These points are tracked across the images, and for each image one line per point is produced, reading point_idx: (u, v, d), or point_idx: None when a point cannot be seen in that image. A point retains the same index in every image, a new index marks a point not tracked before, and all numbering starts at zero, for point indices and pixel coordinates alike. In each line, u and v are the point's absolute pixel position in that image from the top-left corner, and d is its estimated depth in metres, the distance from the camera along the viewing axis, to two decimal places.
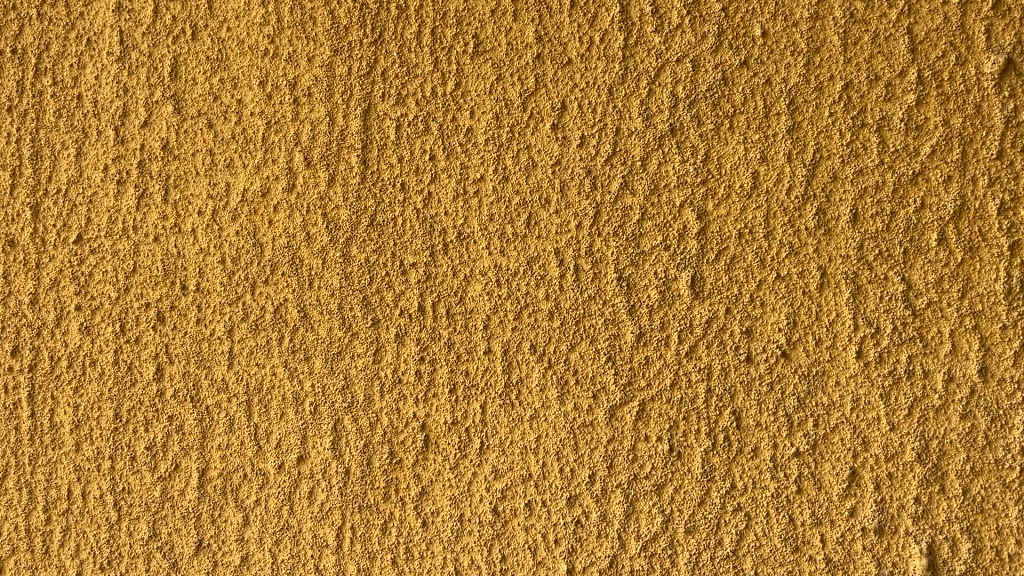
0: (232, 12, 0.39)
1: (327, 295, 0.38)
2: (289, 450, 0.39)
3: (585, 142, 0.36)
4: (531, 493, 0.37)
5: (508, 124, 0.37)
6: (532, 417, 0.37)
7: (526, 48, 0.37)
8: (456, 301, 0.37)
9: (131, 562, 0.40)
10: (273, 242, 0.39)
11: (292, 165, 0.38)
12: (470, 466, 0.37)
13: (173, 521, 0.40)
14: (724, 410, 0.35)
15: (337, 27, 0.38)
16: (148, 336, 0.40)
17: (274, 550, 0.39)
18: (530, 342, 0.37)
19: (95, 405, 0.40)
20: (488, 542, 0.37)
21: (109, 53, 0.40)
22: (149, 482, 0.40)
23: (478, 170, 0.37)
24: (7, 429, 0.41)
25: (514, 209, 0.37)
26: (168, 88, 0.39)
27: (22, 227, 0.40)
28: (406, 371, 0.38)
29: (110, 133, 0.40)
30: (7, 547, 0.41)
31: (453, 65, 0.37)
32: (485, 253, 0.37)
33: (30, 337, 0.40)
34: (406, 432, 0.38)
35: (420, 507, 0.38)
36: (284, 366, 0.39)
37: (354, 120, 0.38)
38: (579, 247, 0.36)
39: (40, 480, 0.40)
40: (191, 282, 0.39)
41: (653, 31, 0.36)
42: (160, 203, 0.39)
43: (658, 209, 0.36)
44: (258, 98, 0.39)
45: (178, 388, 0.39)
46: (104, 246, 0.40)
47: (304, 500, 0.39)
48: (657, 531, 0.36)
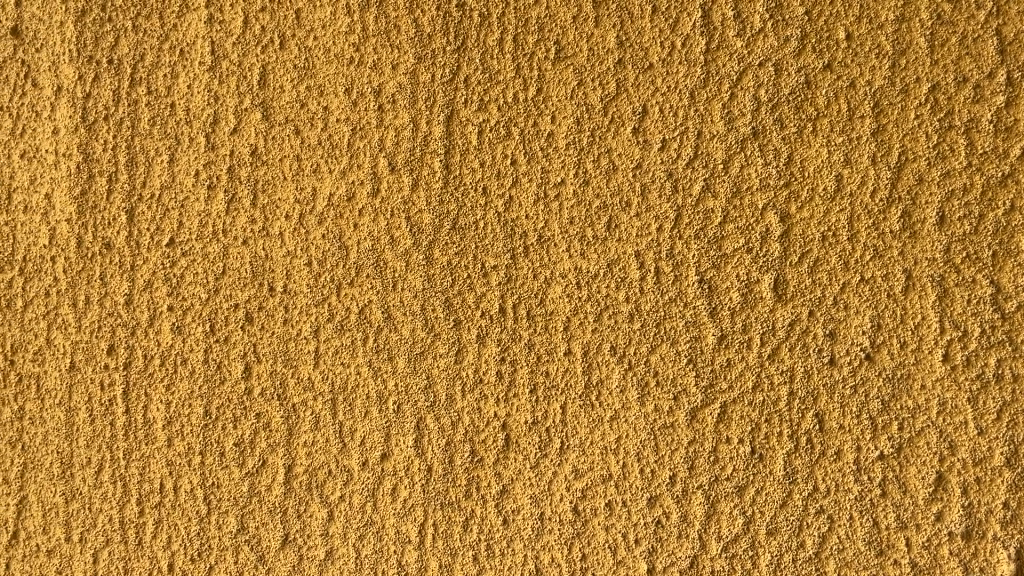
0: (319, 22, 0.40)
1: (410, 297, 0.39)
2: (372, 447, 0.40)
3: (667, 145, 0.36)
4: (612, 493, 0.37)
5: (589, 128, 0.37)
6: (612, 418, 0.37)
7: (608, 54, 0.37)
8: (536, 303, 0.38)
9: (219, 554, 0.41)
10: (358, 245, 0.40)
11: (376, 169, 0.40)
12: (551, 466, 0.38)
13: (260, 515, 0.41)
14: (806, 413, 0.35)
15: (421, 34, 0.39)
16: (237, 336, 0.41)
17: (358, 545, 0.40)
18: (610, 344, 0.37)
19: (186, 402, 0.42)
20: (569, 541, 0.38)
21: (200, 63, 0.41)
22: (237, 477, 0.41)
23: (559, 174, 0.38)
24: (103, 424, 0.42)
25: (595, 212, 0.37)
26: (257, 95, 0.41)
27: (118, 231, 0.42)
28: (487, 371, 0.38)
29: (201, 140, 0.41)
30: (102, 538, 0.42)
31: (535, 71, 0.38)
32: (566, 255, 0.37)
33: (125, 336, 0.42)
34: (488, 431, 0.38)
35: (501, 506, 0.38)
36: (368, 365, 0.40)
37: (437, 126, 0.39)
38: (660, 250, 0.36)
39: (134, 474, 0.42)
40: (279, 283, 0.40)
41: (735, 35, 0.36)
42: (249, 207, 0.41)
43: (740, 212, 0.36)
44: (344, 105, 0.40)
45: (266, 387, 0.41)
46: (194, 248, 0.41)
47: (387, 496, 0.40)
48: (738, 532, 0.36)
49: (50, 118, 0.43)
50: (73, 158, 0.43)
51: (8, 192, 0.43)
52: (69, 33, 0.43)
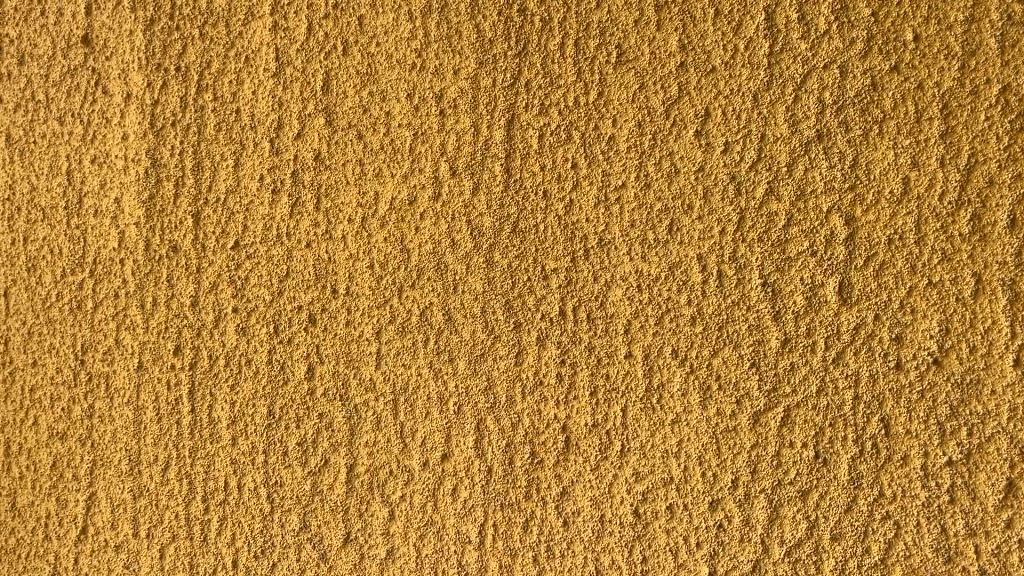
0: (381, 28, 0.41)
1: (471, 299, 0.40)
2: (433, 448, 0.40)
3: (730, 148, 0.36)
4: (673, 496, 0.37)
5: (651, 132, 0.37)
6: (674, 421, 0.37)
7: (670, 57, 0.37)
8: (597, 306, 0.38)
9: (282, 552, 0.42)
10: (420, 248, 0.40)
11: (438, 173, 0.40)
12: (611, 468, 0.38)
13: (322, 513, 0.42)
14: (872, 417, 0.35)
15: (482, 40, 0.39)
16: (300, 337, 0.42)
17: (419, 544, 0.40)
18: (672, 347, 0.37)
19: (250, 402, 0.43)
20: (629, 544, 0.38)
21: (265, 69, 0.42)
22: (300, 475, 0.42)
23: (620, 177, 0.38)
24: (169, 423, 0.44)
25: (656, 215, 0.37)
26: (321, 101, 0.42)
27: (185, 234, 0.43)
28: (548, 373, 0.39)
29: (266, 145, 0.42)
30: (168, 534, 0.44)
31: (596, 74, 0.38)
32: (627, 258, 0.38)
33: (191, 337, 0.43)
34: (548, 433, 0.39)
35: (561, 507, 0.39)
36: (429, 367, 0.40)
37: (498, 130, 0.39)
38: (722, 252, 0.36)
39: (199, 472, 0.43)
40: (342, 285, 0.41)
41: (800, 38, 0.36)
42: (312, 211, 0.42)
43: (805, 215, 0.36)
44: (406, 110, 0.40)
45: (329, 387, 0.41)
46: (259, 251, 0.42)
47: (447, 497, 0.40)
48: (801, 537, 0.36)
49: (120, 125, 0.44)
50: (141, 163, 0.44)
51: (80, 197, 0.45)
52: (138, 41, 0.44)
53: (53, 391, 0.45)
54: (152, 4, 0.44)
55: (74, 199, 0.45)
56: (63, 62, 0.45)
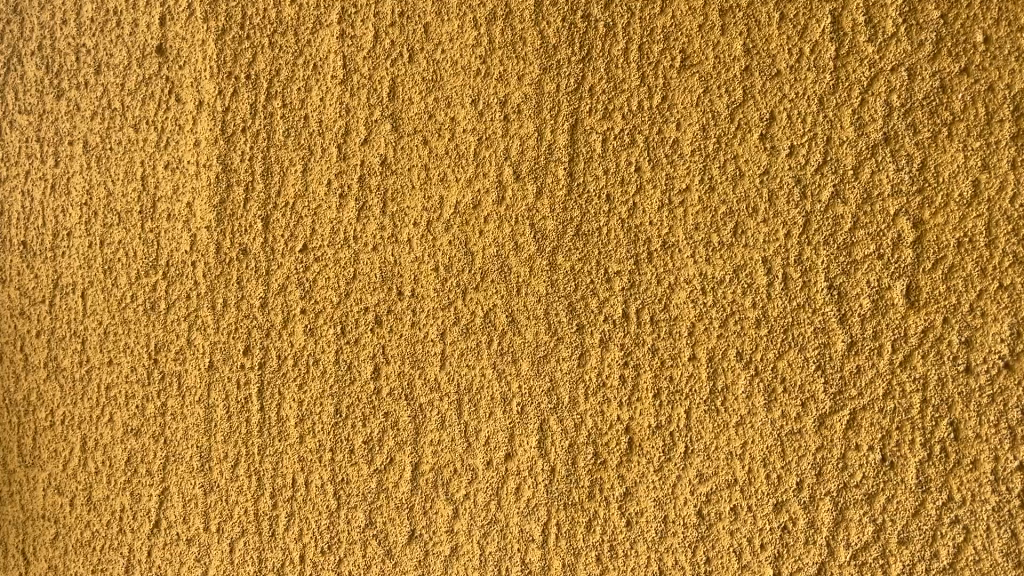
0: (447, 35, 0.42)
1: (534, 301, 0.40)
2: (497, 447, 0.41)
3: (795, 151, 0.37)
4: (737, 497, 0.37)
5: (715, 135, 0.38)
6: (738, 423, 0.37)
7: (734, 61, 0.37)
8: (661, 308, 0.38)
9: (348, 548, 0.43)
10: (484, 251, 0.41)
11: (502, 178, 0.41)
12: (675, 469, 0.38)
13: (388, 511, 0.42)
14: (940, 421, 0.35)
15: (546, 45, 0.40)
16: (366, 337, 0.43)
17: (483, 542, 0.41)
18: (736, 349, 0.37)
19: (317, 401, 0.44)
20: (693, 544, 0.38)
21: (332, 76, 0.43)
22: (366, 473, 0.43)
23: (684, 181, 0.38)
24: (239, 421, 0.45)
25: (720, 218, 0.38)
26: (387, 107, 0.42)
27: (254, 237, 0.44)
28: (610, 375, 0.39)
29: (334, 150, 0.43)
30: (238, 529, 0.45)
31: (660, 79, 0.38)
32: (691, 261, 0.38)
33: (260, 337, 0.44)
34: (612, 434, 0.39)
35: (625, 507, 0.39)
36: (493, 367, 0.41)
37: (561, 134, 0.40)
38: (787, 255, 0.37)
39: (268, 468, 0.44)
40: (407, 288, 0.42)
41: (866, 41, 0.35)
42: (379, 215, 0.43)
43: (871, 217, 0.35)
44: (470, 115, 0.41)
45: (394, 387, 0.42)
46: (326, 254, 0.43)
47: (511, 496, 0.41)
48: (867, 540, 0.36)
49: (192, 131, 0.46)
50: (212, 169, 0.45)
51: (153, 202, 0.46)
52: (210, 51, 0.45)
53: (127, 389, 0.47)
54: (224, 15, 0.45)
55: (148, 203, 0.47)
56: (138, 71, 0.47)
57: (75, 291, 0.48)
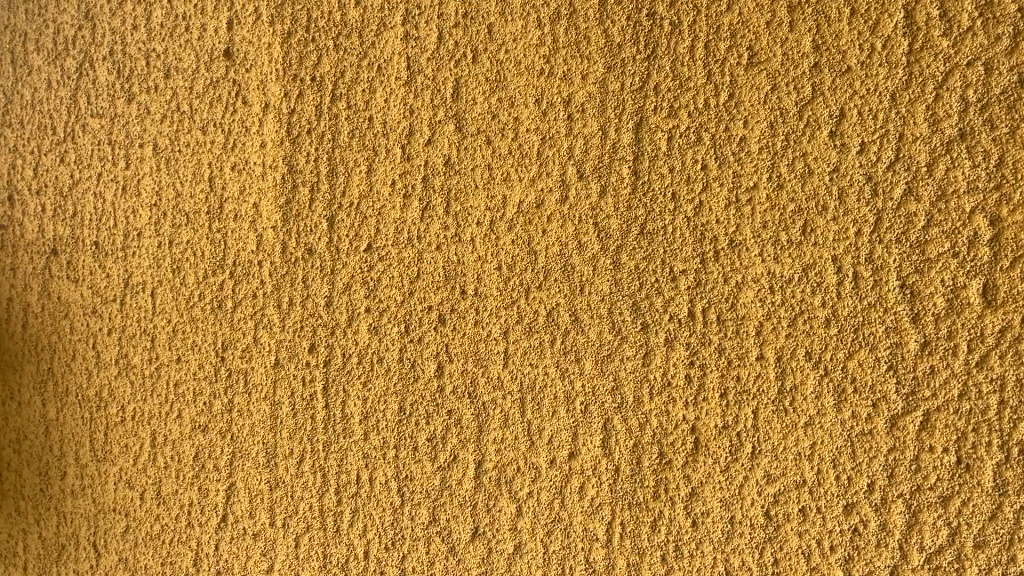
0: (510, 35, 0.42)
1: (598, 301, 0.40)
2: (560, 446, 0.41)
3: (866, 148, 0.36)
4: (806, 499, 0.37)
5: (783, 133, 0.37)
6: (806, 424, 0.37)
7: (803, 57, 0.37)
8: (728, 307, 0.38)
9: (412, 544, 0.44)
10: (547, 250, 0.41)
11: (565, 177, 0.41)
12: (742, 470, 0.38)
13: (451, 507, 0.43)
14: (1019, 423, 0.34)
15: (611, 44, 0.40)
16: (430, 336, 0.43)
17: (546, 540, 0.41)
18: (805, 349, 0.37)
19: (381, 399, 0.44)
20: (760, 545, 0.38)
21: (397, 78, 0.44)
22: (430, 470, 0.43)
23: (751, 179, 0.38)
24: (304, 418, 0.46)
25: (789, 216, 0.37)
26: (451, 108, 0.43)
27: (320, 237, 0.45)
28: (676, 374, 0.39)
29: (398, 151, 0.44)
30: (304, 524, 0.46)
31: (727, 77, 0.38)
32: (759, 260, 0.38)
33: (326, 335, 0.45)
34: (677, 433, 0.39)
35: (690, 507, 0.39)
36: (556, 366, 0.41)
37: (626, 133, 0.40)
38: (858, 254, 0.36)
39: (333, 465, 0.45)
40: (471, 287, 0.42)
41: (941, 35, 0.35)
42: (442, 215, 0.43)
43: (945, 215, 0.35)
44: (534, 115, 0.41)
45: (458, 385, 0.43)
46: (390, 253, 0.44)
47: (575, 495, 0.41)
48: (942, 544, 0.35)
49: (258, 133, 0.47)
50: (278, 170, 0.46)
51: (221, 202, 0.47)
52: (276, 54, 0.46)
53: (195, 386, 0.48)
54: (290, 18, 0.46)
55: (216, 204, 0.48)
56: (206, 74, 0.48)
57: (145, 290, 0.49)
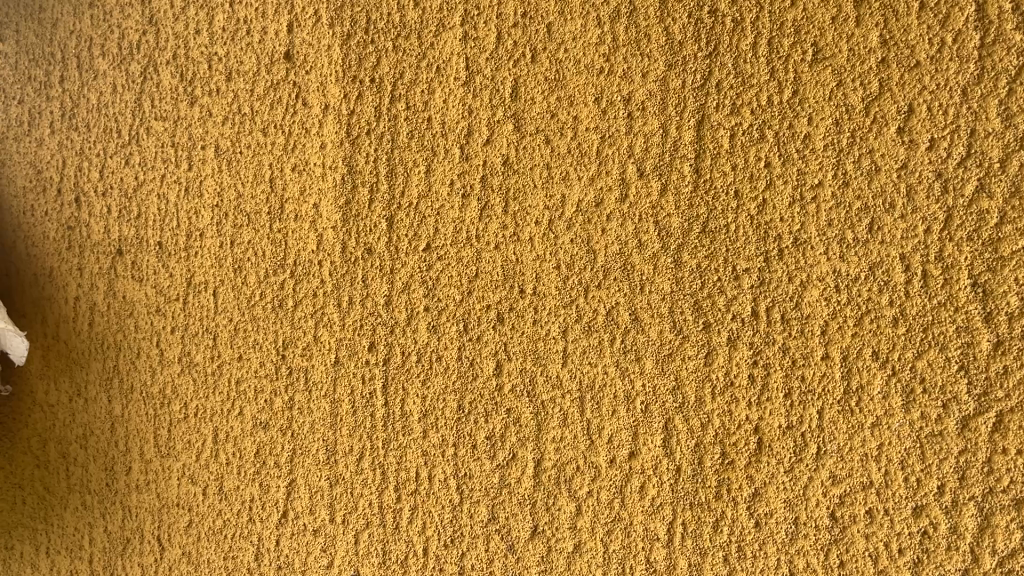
0: (570, 35, 0.42)
1: (658, 299, 0.40)
2: (620, 445, 0.41)
3: (935, 144, 0.35)
4: (873, 501, 0.36)
5: (849, 129, 0.37)
6: (873, 424, 0.36)
7: (870, 53, 0.36)
8: (792, 306, 0.38)
9: (471, 542, 0.44)
10: (607, 249, 0.41)
11: (625, 175, 0.41)
12: (806, 470, 0.37)
13: (510, 506, 0.43)
14: None
15: (671, 42, 0.40)
16: (488, 335, 0.43)
17: (606, 539, 0.41)
18: (872, 349, 0.36)
19: (440, 397, 0.44)
20: (825, 547, 0.37)
21: (456, 78, 0.44)
22: (489, 469, 0.43)
23: (816, 176, 0.37)
24: (364, 415, 0.46)
25: (855, 213, 0.37)
26: (510, 107, 0.43)
27: (379, 237, 0.46)
28: (739, 374, 0.39)
29: (457, 151, 0.44)
30: (363, 521, 0.46)
31: (790, 73, 0.38)
32: (824, 258, 0.37)
33: (385, 334, 0.46)
34: (740, 433, 0.39)
35: (753, 508, 0.38)
36: (616, 365, 0.41)
37: (687, 130, 0.40)
38: (927, 252, 0.35)
39: (392, 462, 0.45)
40: (529, 286, 0.42)
41: (1014, 28, 0.34)
42: (501, 214, 0.43)
43: (1019, 213, 0.34)
44: (594, 114, 0.41)
45: (516, 383, 0.43)
46: (449, 253, 0.44)
47: (635, 494, 0.41)
48: (1015, 547, 0.34)
49: (318, 135, 0.47)
50: (338, 170, 0.47)
51: (281, 203, 0.48)
52: (336, 55, 0.47)
53: (256, 384, 0.49)
54: (349, 20, 0.46)
55: (276, 204, 0.48)
56: (267, 77, 0.48)
57: (207, 289, 0.50)
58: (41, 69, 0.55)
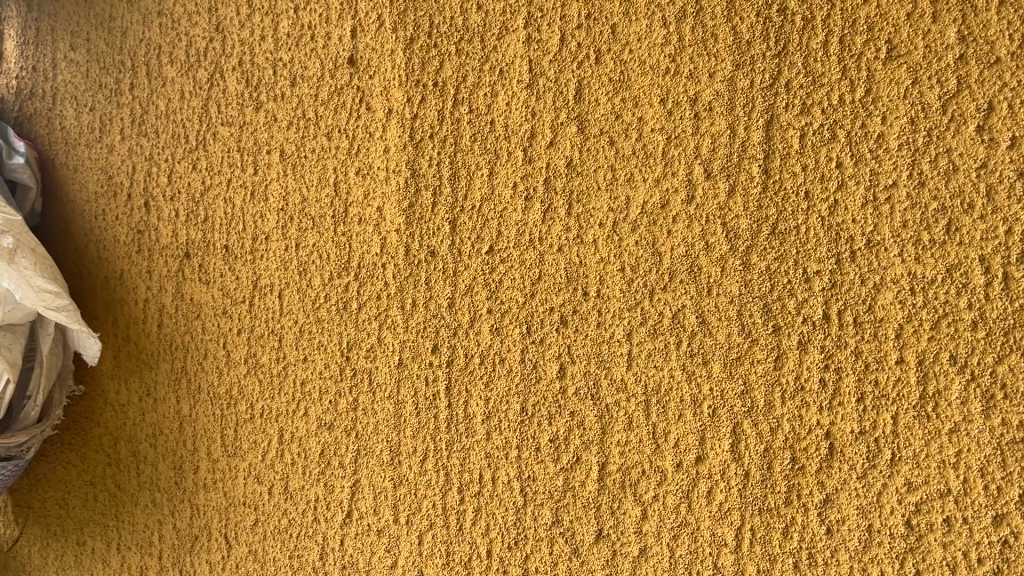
0: (635, 35, 0.42)
1: (726, 302, 0.40)
2: (687, 450, 0.40)
3: (1017, 143, 0.35)
4: (951, 509, 0.36)
5: (925, 127, 0.36)
6: (951, 430, 0.36)
7: (947, 49, 0.36)
8: (865, 310, 0.37)
9: (535, 544, 0.44)
10: (672, 251, 0.41)
11: (692, 176, 0.40)
12: (880, 477, 0.37)
13: (575, 509, 0.43)
14: None
15: (739, 42, 0.39)
16: (552, 338, 0.43)
17: (673, 544, 0.41)
18: (950, 353, 0.36)
19: (504, 400, 0.44)
20: (900, 556, 0.36)
21: (519, 81, 0.44)
22: (553, 472, 0.43)
23: (890, 176, 0.37)
24: (427, 417, 0.46)
25: (931, 214, 0.36)
26: (573, 109, 0.43)
27: (442, 240, 0.46)
28: (809, 378, 0.38)
29: (520, 154, 0.44)
30: (427, 522, 0.46)
31: (863, 71, 0.37)
32: (898, 260, 0.36)
33: (448, 336, 0.46)
34: (810, 438, 0.38)
35: (825, 514, 0.38)
36: (682, 369, 0.40)
37: (756, 131, 0.39)
38: (1008, 253, 0.35)
39: (455, 464, 0.46)
40: (593, 288, 0.42)
41: None
42: (565, 217, 0.43)
43: None
44: (659, 115, 0.41)
45: (580, 386, 0.43)
46: (512, 255, 0.44)
47: (702, 499, 0.40)
48: None
49: (382, 139, 0.48)
50: (401, 174, 0.47)
51: (345, 206, 0.49)
52: (399, 60, 0.47)
53: (321, 385, 0.49)
54: (412, 25, 0.47)
55: (340, 208, 0.49)
56: (331, 81, 0.49)
57: (272, 291, 0.51)
58: (111, 77, 0.56)
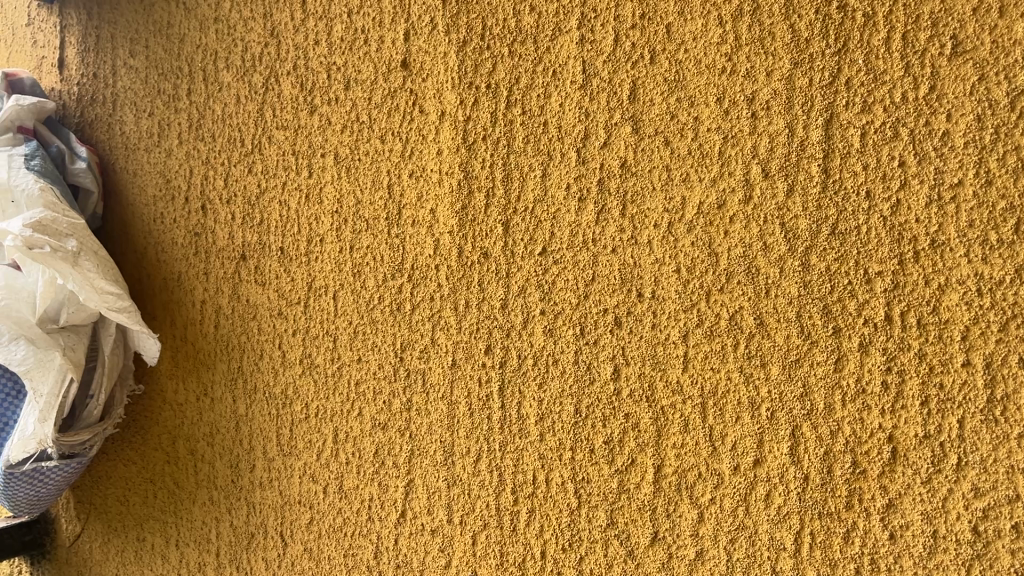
0: (690, 34, 0.41)
1: (784, 303, 0.39)
2: (745, 452, 0.40)
3: None
4: (1020, 515, 0.35)
5: (992, 125, 0.35)
6: (1020, 435, 0.35)
7: (1015, 45, 0.35)
8: (929, 311, 0.36)
9: (589, 546, 0.44)
10: (729, 252, 0.40)
11: (749, 176, 0.40)
12: (945, 482, 0.36)
13: (630, 511, 0.43)
14: None
15: (797, 40, 0.39)
16: (606, 339, 0.43)
17: (730, 547, 0.40)
18: (1019, 355, 0.35)
19: (558, 401, 0.44)
20: (966, 563, 0.36)
21: (572, 82, 0.44)
22: (607, 473, 0.43)
23: (956, 174, 0.36)
24: (480, 418, 0.46)
25: (999, 213, 0.35)
26: (627, 110, 0.43)
27: (495, 241, 0.46)
28: (871, 381, 0.37)
29: (573, 155, 0.44)
30: (481, 522, 0.46)
31: (927, 68, 0.36)
32: (964, 261, 0.36)
33: (501, 337, 0.46)
34: (872, 442, 0.37)
35: (887, 519, 0.37)
36: (739, 371, 0.40)
37: (815, 129, 0.38)
38: None
39: (509, 464, 0.46)
40: (648, 290, 0.42)
41: None
42: (619, 218, 0.43)
43: None
44: (715, 114, 0.41)
45: (635, 388, 0.42)
46: (566, 257, 0.44)
47: (760, 503, 0.40)
48: None
49: (435, 141, 0.48)
50: (454, 176, 0.47)
51: (399, 208, 0.49)
52: (452, 62, 0.47)
53: (375, 385, 0.50)
54: (465, 27, 0.47)
55: (394, 210, 0.49)
56: (385, 85, 0.49)
57: (327, 292, 0.51)
58: (169, 82, 0.57)
